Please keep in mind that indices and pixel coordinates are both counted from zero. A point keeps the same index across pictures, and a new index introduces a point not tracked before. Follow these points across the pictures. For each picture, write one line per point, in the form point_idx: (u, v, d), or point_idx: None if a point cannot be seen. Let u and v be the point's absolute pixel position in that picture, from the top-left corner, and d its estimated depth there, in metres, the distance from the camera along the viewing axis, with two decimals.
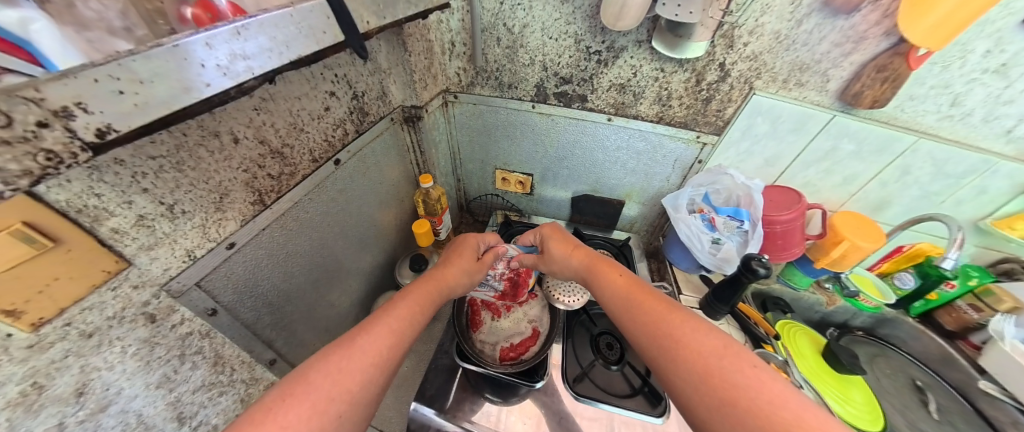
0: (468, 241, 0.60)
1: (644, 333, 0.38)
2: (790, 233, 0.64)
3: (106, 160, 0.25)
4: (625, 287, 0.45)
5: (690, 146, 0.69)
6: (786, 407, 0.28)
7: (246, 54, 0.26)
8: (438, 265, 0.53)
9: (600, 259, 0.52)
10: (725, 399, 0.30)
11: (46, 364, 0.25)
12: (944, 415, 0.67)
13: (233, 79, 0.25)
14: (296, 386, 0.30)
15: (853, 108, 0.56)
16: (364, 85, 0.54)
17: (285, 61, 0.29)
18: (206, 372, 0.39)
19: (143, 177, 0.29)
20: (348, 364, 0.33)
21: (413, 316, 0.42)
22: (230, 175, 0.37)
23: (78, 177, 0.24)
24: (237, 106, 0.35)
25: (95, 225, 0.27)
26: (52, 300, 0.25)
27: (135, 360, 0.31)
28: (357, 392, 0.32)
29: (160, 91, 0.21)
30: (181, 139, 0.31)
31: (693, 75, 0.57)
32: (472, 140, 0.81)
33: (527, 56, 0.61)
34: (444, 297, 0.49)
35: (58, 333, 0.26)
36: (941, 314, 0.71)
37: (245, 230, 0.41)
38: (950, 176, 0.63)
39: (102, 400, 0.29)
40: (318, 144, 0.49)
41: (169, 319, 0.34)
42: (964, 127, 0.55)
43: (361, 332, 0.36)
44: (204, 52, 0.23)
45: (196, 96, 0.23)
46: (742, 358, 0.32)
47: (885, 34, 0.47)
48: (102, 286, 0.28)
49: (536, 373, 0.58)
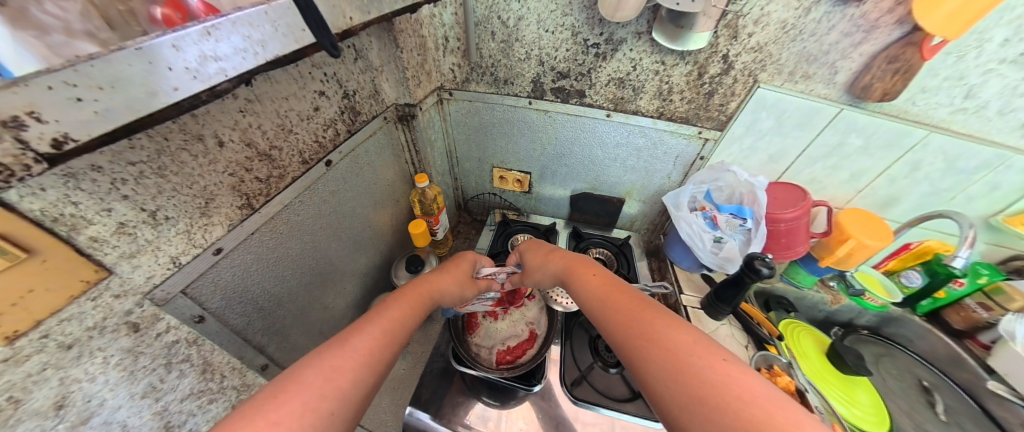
0: (467, 257, 0.60)
1: (620, 333, 0.37)
2: (794, 231, 0.62)
3: (82, 166, 0.24)
4: (602, 287, 0.44)
5: (692, 142, 0.67)
6: (755, 402, 0.27)
7: (218, 55, 0.24)
8: (430, 274, 0.53)
9: (580, 260, 0.52)
10: (693, 394, 0.29)
11: (23, 377, 0.24)
12: (954, 417, 0.66)
13: (205, 82, 0.24)
14: (288, 383, 0.29)
15: (862, 101, 0.54)
16: (355, 83, 0.52)
17: (262, 61, 0.28)
18: (194, 380, 0.38)
19: (122, 183, 0.28)
20: (342, 363, 0.32)
21: (402, 318, 0.41)
22: (215, 179, 0.36)
23: (52, 185, 0.23)
24: (220, 107, 0.34)
25: (72, 234, 0.26)
26: (29, 312, 0.24)
27: (118, 370, 0.31)
28: (348, 391, 0.31)
29: (124, 97, 0.20)
30: (163, 144, 0.30)
31: (694, 68, 0.54)
32: (469, 138, 0.80)
33: (522, 51, 0.59)
34: (431, 303, 0.48)
35: (34, 346, 0.25)
36: (949, 313, 0.70)
37: (232, 234, 0.40)
38: (961, 172, 0.61)
39: (84, 412, 0.28)
40: (308, 146, 0.48)
41: (153, 327, 0.33)
42: (978, 120, 0.53)
43: (353, 333, 0.36)
44: (171, 55, 0.22)
45: (165, 101, 0.22)
46: (714, 353, 0.32)
47: (898, 23, 0.45)
48: (81, 296, 0.27)
49: (532, 376, 0.57)
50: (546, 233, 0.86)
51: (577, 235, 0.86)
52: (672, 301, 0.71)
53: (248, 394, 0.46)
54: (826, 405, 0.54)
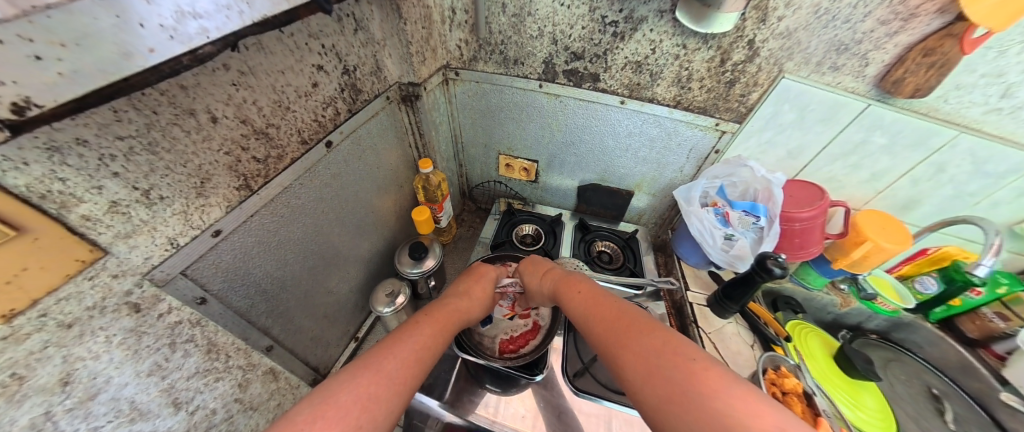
0: (489, 273, 0.58)
1: (603, 346, 0.37)
2: (809, 231, 0.60)
3: (67, 139, 0.23)
4: (586, 301, 0.44)
5: (708, 134, 0.64)
6: (717, 393, 0.28)
7: (199, 12, 0.23)
8: (457, 296, 0.51)
9: (568, 278, 0.50)
10: (663, 396, 0.29)
11: (25, 355, 0.24)
12: (962, 425, 0.65)
13: (184, 44, 0.23)
14: (327, 408, 0.28)
15: (891, 97, 0.51)
16: (356, 58, 0.50)
17: (247, 21, 0.27)
18: (200, 360, 0.38)
19: (112, 160, 0.26)
20: (375, 389, 0.31)
21: (431, 342, 0.40)
22: (210, 158, 0.34)
23: (36, 160, 0.21)
24: (211, 80, 0.32)
25: (62, 211, 0.24)
26: (23, 291, 0.23)
27: (121, 349, 0.30)
28: (382, 420, 0.30)
29: (91, 56, 0.19)
30: (152, 118, 0.28)
31: (717, 54, 0.52)
32: (474, 123, 0.78)
33: (536, 27, 0.56)
34: (459, 327, 0.47)
35: (33, 324, 0.24)
36: (963, 321, 0.68)
37: (231, 216, 0.39)
38: (989, 176, 0.58)
39: (90, 389, 0.28)
40: (307, 124, 0.46)
41: (155, 308, 0.33)
42: (1012, 121, 0.50)
43: (388, 355, 0.35)
44: (144, 8, 0.19)
45: (139, 63, 0.21)
46: (677, 353, 0.32)
47: (940, 12, 0.42)
48: (77, 275, 0.26)
49: (536, 366, 0.55)
50: (552, 223, 0.85)
51: (584, 227, 0.85)
52: (678, 297, 0.70)
53: (254, 373, 0.47)
54: (833, 409, 0.53)
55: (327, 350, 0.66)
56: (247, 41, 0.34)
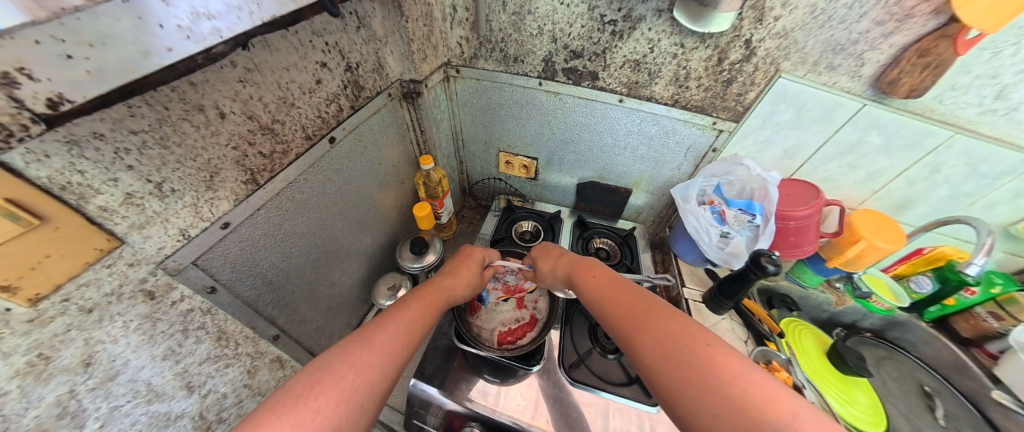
0: (474, 255, 0.59)
1: (619, 329, 0.38)
2: (804, 229, 0.61)
3: (84, 133, 0.24)
4: (602, 287, 0.45)
5: (705, 132, 0.65)
6: (733, 380, 0.28)
7: (211, 13, 0.24)
8: (443, 275, 0.52)
9: (583, 262, 0.52)
10: (679, 377, 0.31)
11: (49, 337, 0.25)
12: (953, 422, 0.65)
13: (199, 43, 0.24)
14: (322, 374, 0.30)
15: (887, 97, 0.51)
16: (358, 55, 0.51)
17: (256, 21, 0.28)
18: (211, 346, 0.39)
19: (126, 153, 0.27)
20: (369, 358, 0.33)
21: (420, 317, 0.41)
22: (219, 153, 0.35)
23: (56, 153, 0.23)
24: (220, 76, 0.33)
25: (81, 202, 0.25)
26: (48, 277, 0.24)
27: (138, 334, 0.31)
28: (377, 384, 0.32)
29: (113, 55, 0.20)
30: (163, 113, 0.29)
31: (715, 53, 0.52)
32: (475, 119, 0.79)
33: (536, 24, 0.57)
34: (447, 304, 0.48)
35: (57, 308, 0.25)
36: (957, 320, 0.68)
37: (239, 210, 0.40)
38: (983, 177, 0.59)
39: (110, 370, 0.30)
40: (310, 120, 0.47)
41: (168, 296, 0.34)
42: (1007, 123, 0.51)
43: (378, 329, 0.36)
44: (161, 10, 0.21)
45: (158, 62, 0.22)
46: (697, 338, 0.33)
47: (935, 12, 0.42)
48: (96, 263, 0.27)
49: (532, 357, 0.57)
50: (551, 220, 0.86)
51: (582, 224, 0.86)
52: (675, 293, 0.71)
53: (261, 361, 0.48)
54: (823, 403, 0.54)
55: (331, 341, 0.67)
56: (254, 39, 0.35)
